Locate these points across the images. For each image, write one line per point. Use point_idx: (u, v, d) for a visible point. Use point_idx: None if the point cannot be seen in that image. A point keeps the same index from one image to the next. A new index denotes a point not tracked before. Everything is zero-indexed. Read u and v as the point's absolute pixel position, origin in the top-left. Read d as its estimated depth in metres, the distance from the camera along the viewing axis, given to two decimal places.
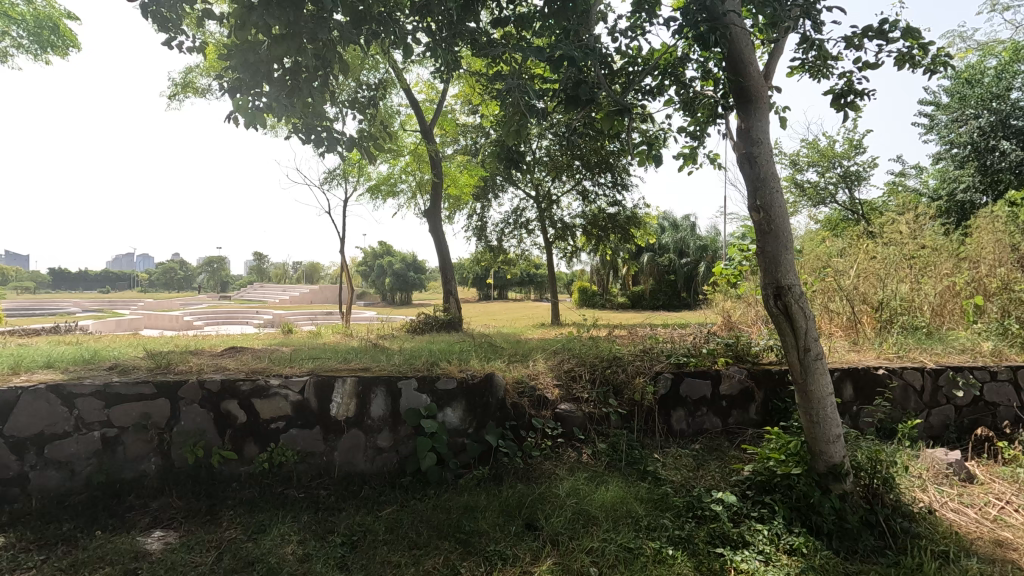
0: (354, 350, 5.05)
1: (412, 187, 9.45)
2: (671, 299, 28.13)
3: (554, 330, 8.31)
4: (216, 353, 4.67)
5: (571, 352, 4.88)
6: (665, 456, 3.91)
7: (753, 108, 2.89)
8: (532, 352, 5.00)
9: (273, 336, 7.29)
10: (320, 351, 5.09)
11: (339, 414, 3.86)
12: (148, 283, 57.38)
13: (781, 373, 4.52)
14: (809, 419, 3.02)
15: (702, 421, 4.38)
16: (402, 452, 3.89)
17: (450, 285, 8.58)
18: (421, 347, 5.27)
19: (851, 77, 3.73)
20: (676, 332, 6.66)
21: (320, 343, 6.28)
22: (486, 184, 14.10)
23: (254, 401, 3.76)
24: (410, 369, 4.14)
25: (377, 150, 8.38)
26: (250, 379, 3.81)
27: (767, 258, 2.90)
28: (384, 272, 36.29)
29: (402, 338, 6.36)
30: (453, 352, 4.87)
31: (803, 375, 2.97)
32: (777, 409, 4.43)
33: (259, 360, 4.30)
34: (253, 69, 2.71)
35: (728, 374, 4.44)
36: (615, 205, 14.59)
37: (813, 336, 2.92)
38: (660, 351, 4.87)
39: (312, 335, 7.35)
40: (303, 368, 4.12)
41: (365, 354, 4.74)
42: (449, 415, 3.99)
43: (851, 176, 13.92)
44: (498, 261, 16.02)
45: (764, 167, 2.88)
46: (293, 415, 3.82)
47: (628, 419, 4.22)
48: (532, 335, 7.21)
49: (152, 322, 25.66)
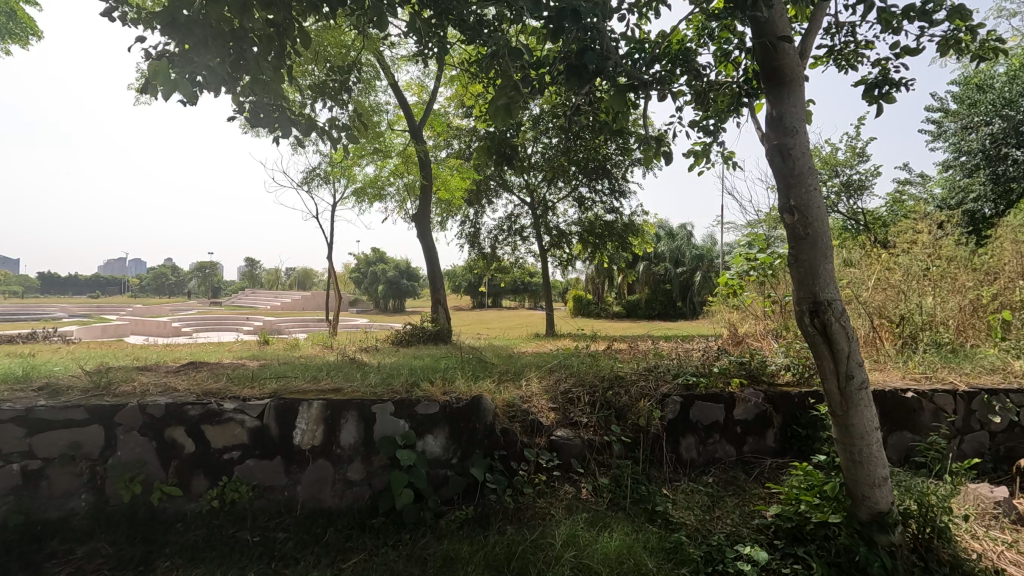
0: (329, 367, 4.56)
1: (400, 190, 9.01)
2: (667, 309, 27.76)
3: (549, 343, 7.86)
4: (171, 370, 4.17)
5: (569, 371, 4.42)
6: (675, 492, 3.44)
7: (785, 92, 2.46)
8: (526, 370, 4.53)
9: (248, 348, 6.78)
10: (291, 367, 4.60)
11: (303, 443, 3.37)
12: (137, 288, 56.55)
13: (800, 396, 4.08)
14: (849, 459, 2.58)
15: (715, 449, 3.91)
16: (376, 486, 3.39)
17: (440, 293, 8.12)
18: (404, 364, 4.79)
19: (886, 64, 3.34)
20: (680, 346, 6.21)
21: (295, 356, 5.78)
22: (480, 189, 13.68)
23: (205, 428, 3.27)
24: (387, 390, 3.66)
25: (364, 151, 7.93)
26: (201, 402, 3.32)
27: (803, 269, 2.47)
28: (377, 279, 35.80)
29: (384, 352, 5.88)
30: (438, 369, 4.40)
31: (843, 406, 2.52)
32: (797, 437, 3.98)
33: (217, 378, 3.81)
34: (183, 29, 2.20)
35: (743, 397, 3.99)
36: (612, 212, 14.20)
37: (857, 362, 2.48)
38: (666, 371, 4.41)
39: (290, 347, 6.85)
40: (265, 388, 3.63)
41: (339, 371, 4.26)
42: (430, 443, 3.51)
43: (854, 185, 13.59)
44: (492, 269, 15.57)
45: (800, 162, 2.45)
46: (250, 443, 3.33)
47: (632, 447, 3.75)
48: (526, 349, 6.75)
49: (140, 328, 24.96)
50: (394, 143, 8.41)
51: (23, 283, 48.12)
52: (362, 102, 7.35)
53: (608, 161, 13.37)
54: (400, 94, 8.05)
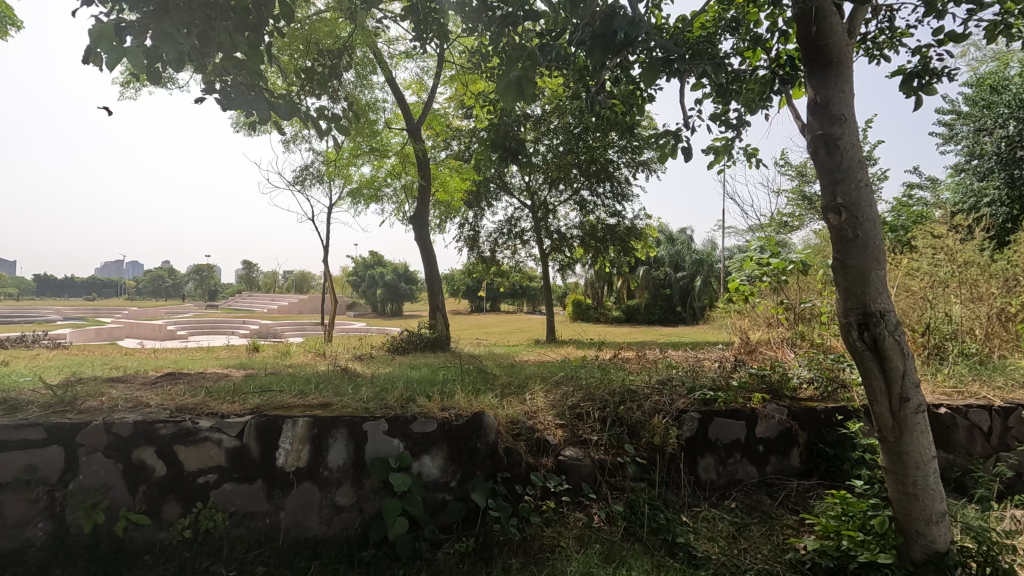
0: (318, 378, 4.24)
1: (398, 191, 8.71)
2: (666, 314, 27.52)
3: (552, 350, 7.55)
4: (147, 382, 3.85)
5: (577, 382, 4.12)
6: (695, 520, 3.14)
7: (833, 76, 2.18)
8: (530, 382, 4.23)
9: (237, 355, 6.46)
10: (278, 379, 4.28)
11: (286, 465, 3.06)
12: (133, 291, 56.10)
13: (826, 413, 3.78)
14: (901, 491, 2.28)
15: (736, 470, 3.61)
16: (367, 513, 3.07)
17: (438, 298, 7.81)
18: (399, 374, 4.48)
19: (927, 53, 3.05)
20: (690, 356, 5.90)
21: (285, 365, 5.46)
22: (479, 191, 13.39)
23: (177, 449, 2.96)
24: (380, 406, 3.35)
25: (360, 150, 7.62)
26: (173, 420, 3.00)
27: (852, 276, 2.18)
28: (375, 283, 35.48)
29: (379, 361, 5.56)
30: (436, 381, 4.09)
31: (896, 432, 2.23)
32: (823, 457, 3.67)
33: (194, 392, 3.49)
34: None
35: (766, 414, 3.69)
36: (614, 216, 13.92)
37: (913, 382, 2.18)
38: (680, 384, 4.11)
39: (280, 354, 6.52)
40: (246, 403, 3.31)
41: (329, 383, 3.95)
42: (427, 464, 3.21)
43: None
44: (491, 272, 15.27)
45: (848, 154, 2.16)
46: (228, 465, 3.01)
47: (647, 469, 3.45)
48: (528, 357, 6.44)
49: (134, 330, 24.60)
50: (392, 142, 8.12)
51: (18, 284, 47.58)
52: (357, 98, 7.06)
53: (610, 164, 13.09)
54: (398, 91, 7.75)
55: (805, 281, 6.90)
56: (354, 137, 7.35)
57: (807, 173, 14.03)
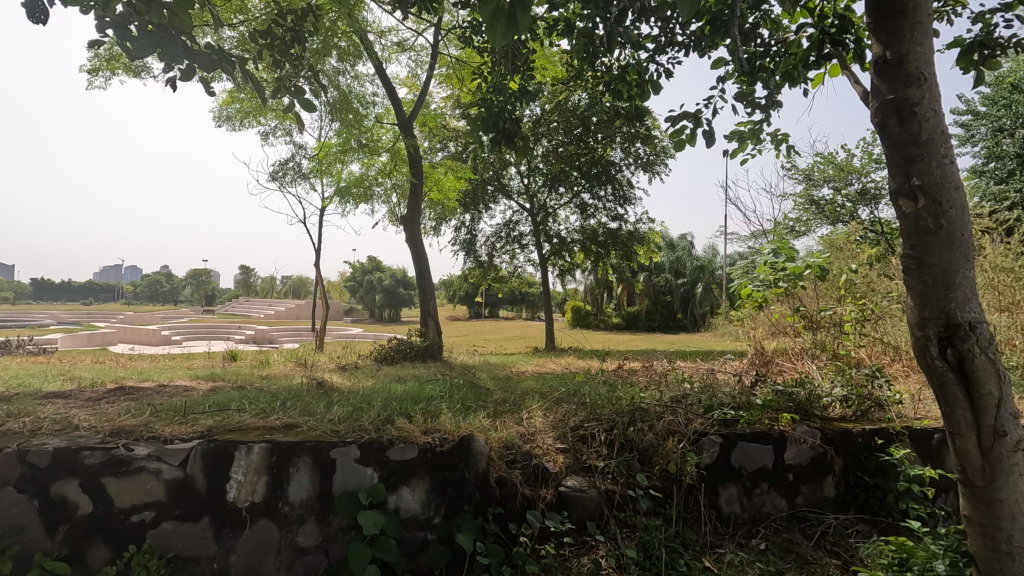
0: (289, 393, 3.77)
1: (389, 191, 8.28)
2: (666, 321, 27.14)
3: (552, 360, 7.09)
4: (92, 398, 3.39)
5: (580, 398, 3.67)
6: (719, 565, 2.68)
7: (906, 23, 1.73)
8: (527, 398, 3.77)
9: (212, 365, 5.99)
10: (245, 393, 3.82)
11: (239, 500, 2.59)
12: (129, 295, 55.64)
13: (864, 436, 3.32)
14: (988, 548, 1.83)
15: (762, 502, 3.15)
16: (334, 556, 2.61)
17: (431, 304, 7.36)
18: (382, 388, 4.01)
19: (991, 20, 2.63)
20: (702, 367, 5.45)
21: (260, 376, 4.99)
22: (477, 193, 12.95)
23: (107, 482, 2.49)
24: (353, 428, 2.89)
25: (350, 147, 7.16)
26: (104, 447, 2.53)
27: (931, 278, 1.73)
28: (372, 288, 34.99)
29: (364, 372, 5.10)
30: (422, 397, 3.63)
31: (986, 475, 1.78)
32: (862, 487, 3.22)
33: (139, 411, 3.02)
34: None
35: (797, 437, 3.23)
36: (616, 220, 13.49)
37: (1011, 412, 1.73)
38: (696, 402, 3.66)
39: (259, 363, 6.06)
40: (196, 426, 2.85)
41: (300, 398, 3.49)
42: (405, 498, 2.74)
43: (869, 194, 12.95)
44: (489, 278, 14.82)
45: (928, 123, 1.72)
46: (168, 501, 2.54)
47: (662, 502, 2.99)
48: (526, 368, 5.98)
49: (127, 336, 24.11)
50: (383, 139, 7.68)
51: (14, 288, 47.07)
52: (343, 90, 6.61)
53: (612, 166, 12.67)
54: (389, 85, 7.31)
55: (823, 288, 6.46)
56: (341, 134, 6.91)
57: (814, 176, 13.64)
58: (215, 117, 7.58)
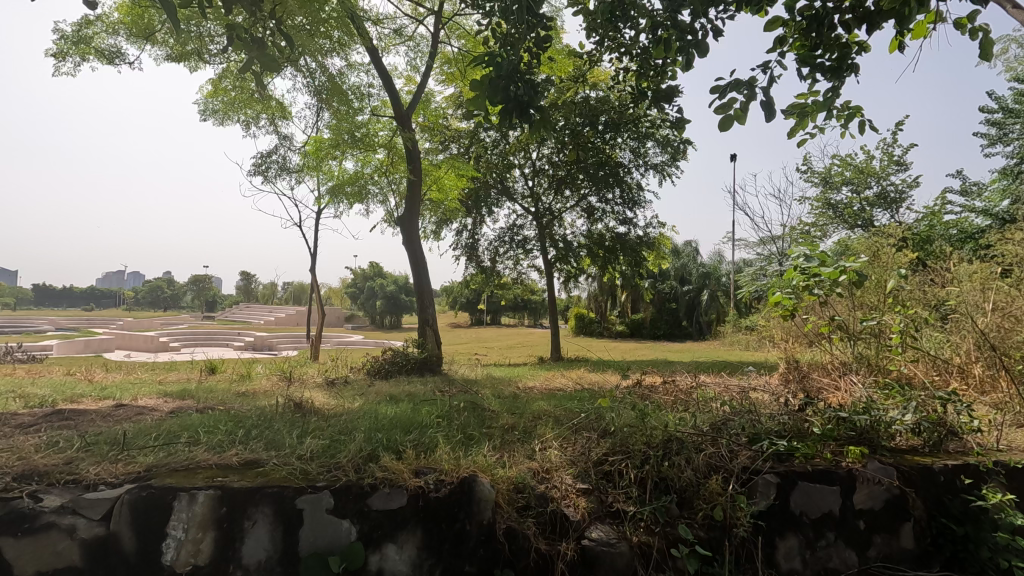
0: (260, 417, 3.20)
1: (385, 190, 7.75)
2: (672, 329, 26.52)
3: (561, 373, 6.52)
4: (19, 425, 2.82)
5: (602, 424, 3.11)
6: None
7: None
8: (539, 425, 3.20)
9: (188, 379, 5.42)
10: (207, 418, 3.25)
11: (176, 563, 2.05)
12: (129, 301, 55.16)
13: (948, 474, 2.75)
14: None
15: (828, 557, 2.59)
16: None
17: (429, 312, 6.80)
18: (371, 411, 3.45)
19: None
20: (731, 385, 4.88)
21: (235, 394, 4.42)
22: (480, 195, 12.42)
23: (5, 544, 1.94)
24: (327, 469, 2.33)
25: (344, 143, 6.62)
26: (3, 496, 1.98)
27: None
28: (374, 295, 34.45)
29: (353, 390, 4.53)
30: (415, 424, 3.06)
31: None
32: (948, 537, 2.65)
33: (66, 444, 2.46)
34: None
35: (868, 476, 2.66)
36: (624, 224, 12.94)
37: None
38: (740, 430, 3.10)
39: (240, 376, 5.49)
40: (131, 465, 2.28)
41: (271, 425, 2.93)
42: (391, 557, 2.19)
43: (889, 197, 12.41)
44: (492, 285, 14.26)
45: None
46: (86, 565, 2.02)
47: (707, 559, 2.43)
48: (534, 383, 5.41)
49: (124, 343, 23.51)
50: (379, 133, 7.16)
51: (12, 293, 46.63)
52: (335, 80, 6.10)
53: (620, 168, 12.12)
54: (386, 76, 6.79)
55: (857, 296, 5.89)
56: (335, 127, 6.39)
57: (831, 179, 13.11)
58: (200, 111, 7.07)
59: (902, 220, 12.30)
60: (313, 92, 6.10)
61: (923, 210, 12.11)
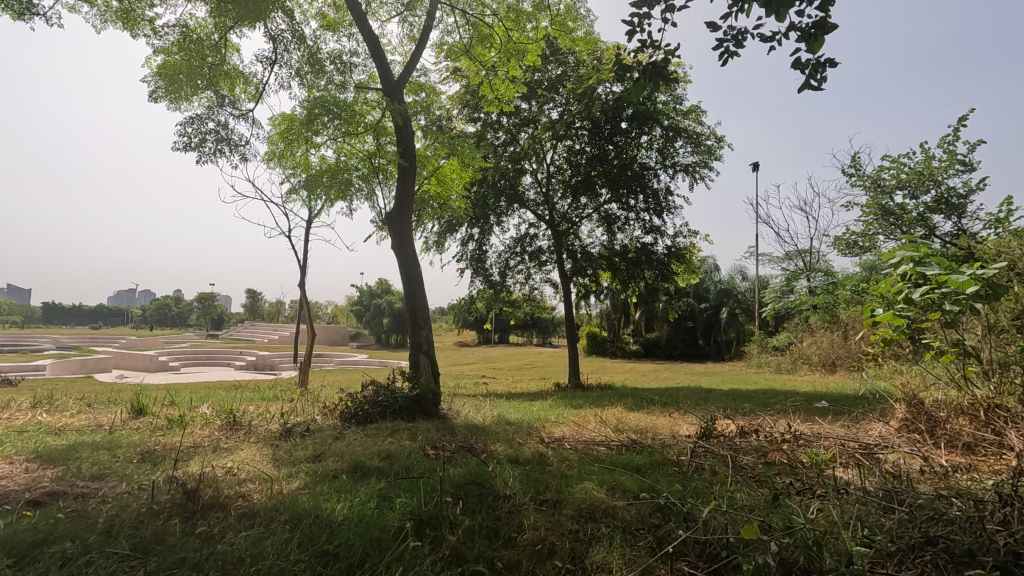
0: (108, 522, 1.84)
1: (373, 185, 6.48)
2: (689, 348, 24.98)
3: (590, 411, 5.11)
4: None
5: (711, 542, 1.74)
6: None
7: None
8: (599, 545, 1.81)
9: (98, 426, 4.04)
10: (17, 518, 1.87)
11: None
12: (132, 319, 54.07)
13: None
14: None
15: None
16: None
17: (422, 335, 5.38)
18: (309, 504, 2.07)
19: None
20: (844, 438, 3.43)
21: (132, 455, 3.03)
22: (486, 201, 10.96)
23: None
24: None
25: (320, 125, 5.26)
26: None
27: None
28: (379, 312, 33.16)
29: (303, 451, 3.13)
30: (374, 549, 1.68)
31: None
32: None
33: None
34: None
35: None
36: (650, 233, 11.53)
37: None
38: (966, 562, 1.70)
39: (170, 421, 4.09)
40: None
41: (104, 554, 1.58)
42: None
43: (950, 201, 10.98)
44: (500, 300, 12.89)
45: None
46: None
47: None
48: (563, 432, 3.98)
49: (120, 362, 22.09)
50: (367, 115, 5.89)
51: (20, 310, 45.83)
52: (304, 39, 4.87)
53: (645, 171, 10.70)
54: (374, 41, 5.53)
55: (988, 316, 4.42)
56: (308, 104, 5.09)
57: (882, 183, 11.71)
58: (148, 92, 5.83)
59: (966, 229, 10.84)
60: (275, 46, 4.84)
61: (990, 218, 10.65)
